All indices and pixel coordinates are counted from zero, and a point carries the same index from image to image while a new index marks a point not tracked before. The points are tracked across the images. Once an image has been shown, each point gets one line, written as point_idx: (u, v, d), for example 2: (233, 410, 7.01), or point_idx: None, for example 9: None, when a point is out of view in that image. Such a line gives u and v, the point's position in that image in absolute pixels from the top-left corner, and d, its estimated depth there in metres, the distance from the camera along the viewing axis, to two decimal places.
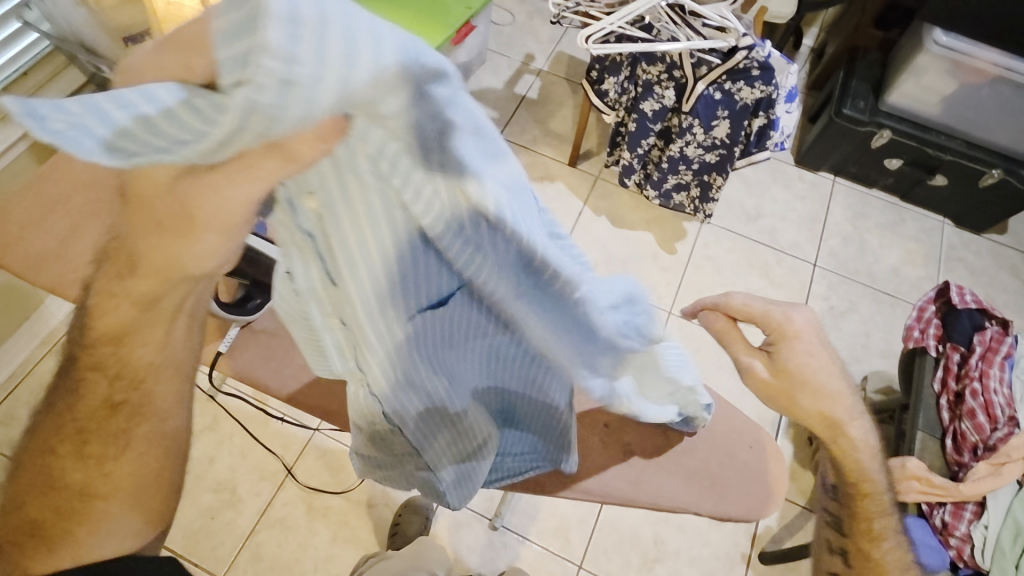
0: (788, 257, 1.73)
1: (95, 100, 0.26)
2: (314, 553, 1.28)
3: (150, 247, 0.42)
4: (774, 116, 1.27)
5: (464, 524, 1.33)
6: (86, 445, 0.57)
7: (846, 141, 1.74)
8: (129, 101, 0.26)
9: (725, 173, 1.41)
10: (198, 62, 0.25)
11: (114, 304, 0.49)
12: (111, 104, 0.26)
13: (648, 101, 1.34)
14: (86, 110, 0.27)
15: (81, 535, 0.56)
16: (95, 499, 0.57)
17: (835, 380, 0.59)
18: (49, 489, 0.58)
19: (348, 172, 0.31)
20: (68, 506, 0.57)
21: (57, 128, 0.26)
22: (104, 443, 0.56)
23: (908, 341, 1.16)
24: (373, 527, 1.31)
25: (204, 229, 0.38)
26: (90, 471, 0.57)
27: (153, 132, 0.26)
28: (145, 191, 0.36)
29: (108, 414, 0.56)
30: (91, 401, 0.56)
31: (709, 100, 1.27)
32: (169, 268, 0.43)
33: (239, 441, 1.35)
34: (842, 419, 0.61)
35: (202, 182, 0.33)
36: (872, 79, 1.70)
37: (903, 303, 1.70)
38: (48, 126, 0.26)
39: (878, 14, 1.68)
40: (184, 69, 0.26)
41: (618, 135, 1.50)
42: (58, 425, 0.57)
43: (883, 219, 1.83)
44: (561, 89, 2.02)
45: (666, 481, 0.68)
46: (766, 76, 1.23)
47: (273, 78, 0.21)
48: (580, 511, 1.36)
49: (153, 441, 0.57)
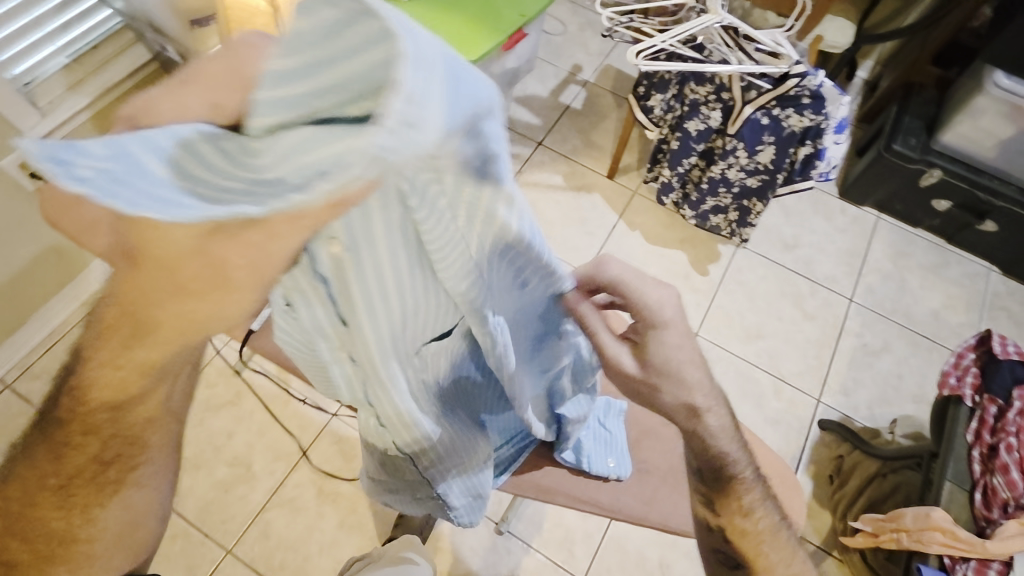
0: (823, 290, 1.70)
1: (121, 142, 0.26)
2: (320, 537, 1.29)
3: (162, 313, 0.38)
4: (822, 146, 1.24)
5: (469, 524, 1.33)
6: (73, 495, 0.56)
7: (893, 177, 1.70)
8: (157, 142, 0.27)
9: (766, 200, 1.39)
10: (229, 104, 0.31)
11: (112, 372, 0.47)
12: (145, 147, 0.26)
13: (693, 121, 1.33)
14: (110, 153, 0.25)
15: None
16: (78, 544, 0.56)
17: (695, 371, 0.57)
18: (23, 535, 0.56)
19: (359, 243, 0.34)
20: (47, 551, 0.56)
21: (84, 174, 0.24)
22: (91, 493, 0.56)
23: (943, 388, 1.13)
24: (380, 518, 1.32)
25: (237, 292, 0.36)
26: (74, 519, 0.56)
27: (191, 173, 0.27)
28: (150, 259, 0.34)
29: (100, 469, 0.55)
30: (80, 457, 0.55)
31: (756, 125, 1.25)
32: (184, 333, 0.40)
33: (259, 418, 1.38)
34: (699, 408, 0.59)
35: (229, 241, 0.31)
36: (926, 116, 1.64)
37: (939, 348, 1.65)
38: (74, 172, 0.24)
39: (937, 51, 1.65)
40: (213, 114, 0.31)
41: (660, 153, 1.51)
42: (40, 476, 0.56)
43: (926, 261, 1.77)
44: (606, 102, 2.03)
45: (683, 502, 0.77)
46: (817, 105, 1.20)
47: (401, 120, 0.22)
48: (588, 525, 1.35)
49: (145, 490, 0.58)
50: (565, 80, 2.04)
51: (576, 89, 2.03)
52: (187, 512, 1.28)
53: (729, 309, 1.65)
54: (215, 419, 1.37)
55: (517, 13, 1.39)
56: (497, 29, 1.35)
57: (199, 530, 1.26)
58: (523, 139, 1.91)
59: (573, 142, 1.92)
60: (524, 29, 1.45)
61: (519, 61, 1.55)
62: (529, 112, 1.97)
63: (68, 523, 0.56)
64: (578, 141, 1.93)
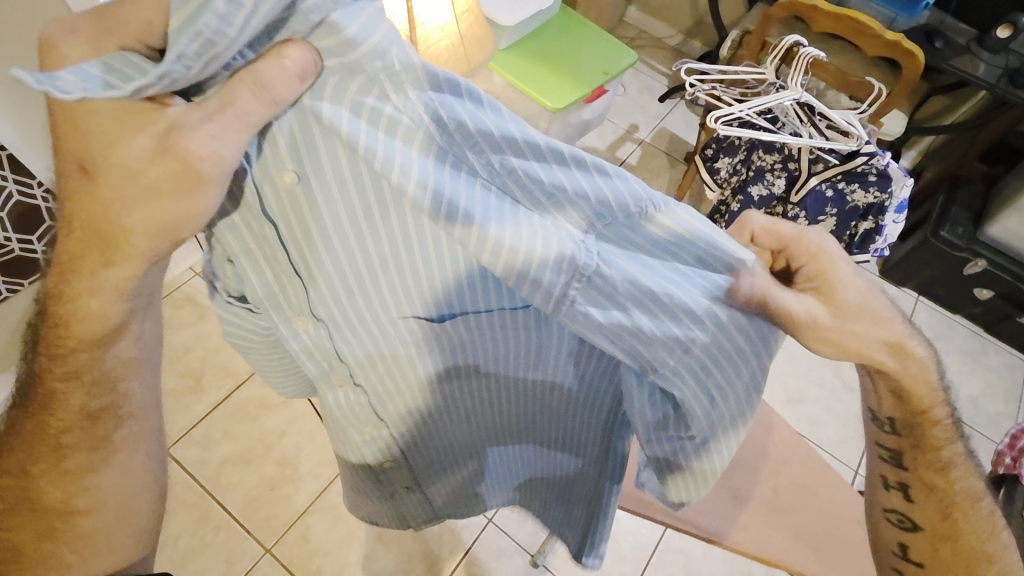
0: None
1: (79, 72, 0.32)
2: (358, 547, 1.30)
3: (93, 209, 0.44)
4: (882, 223, 1.31)
5: (506, 553, 1.33)
6: (64, 455, 0.64)
7: (941, 263, 1.76)
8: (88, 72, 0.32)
9: None
10: (161, 21, 0.34)
11: (77, 313, 0.51)
12: (80, 73, 0.32)
13: (756, 186, 1.39)
14: (77, 78, 0.32)
15: (64, 552, 0.66)
16: (76, 517, 0.66)
17: (886, 310, 0.54)
18: (31, 509, 0.66)
19: (320, 155, 0.37)
20: (49, 525, 0.66)
21: (65, 87, 0.31)
22: (82, 455, 0.65)
23: (998, 466, 1.14)
24: (419, 535, 1.33)
25: (197, 185, 0.40)
26: (69, 488, 0.65)
27: (114, 78, 0.33)
28: (107, 165, 0.41)
29: (88, 423, 0.63)
30: (65, 412, 0.62)
31: (820, 195, 1.32)
32: (109, 238, 0.45)
33: (310, 423, 1.41)
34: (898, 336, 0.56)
35: (173, 136, 0.38)
36: (973, 208, 1.72)
37: (977, 434, 1.66)
38: (59, 86, 0.31)
39: (986, 148, 1.71)
40: (145, 33, 0.34)
41: (716, 213, 1.54)
42: (35, 437, 0.64)
43: (965, 346, 1.81)
44: (659, 162, 2.09)
45: (774, 533, 0.79)
46: (882, 183, 1.28)
47: None
48: (623, 568, 1.34)
49: (127, 442, 0.67)
50: (622, 137, 2.13)
51: (632, 146, 2.11)
52: (232, 506, 1.30)
53: (771, 370, 1.68)
54: (268, 417, 1.41)
55: (600, 70, 1.51)
56: (584, 84, 1.46)
57: (242, 524, 1.28)
58: None
59: None
60: (605, 86, 1.56)
61: (594, 113, 1.63)
62: None
63: (67, 497, 0.65)
64: None
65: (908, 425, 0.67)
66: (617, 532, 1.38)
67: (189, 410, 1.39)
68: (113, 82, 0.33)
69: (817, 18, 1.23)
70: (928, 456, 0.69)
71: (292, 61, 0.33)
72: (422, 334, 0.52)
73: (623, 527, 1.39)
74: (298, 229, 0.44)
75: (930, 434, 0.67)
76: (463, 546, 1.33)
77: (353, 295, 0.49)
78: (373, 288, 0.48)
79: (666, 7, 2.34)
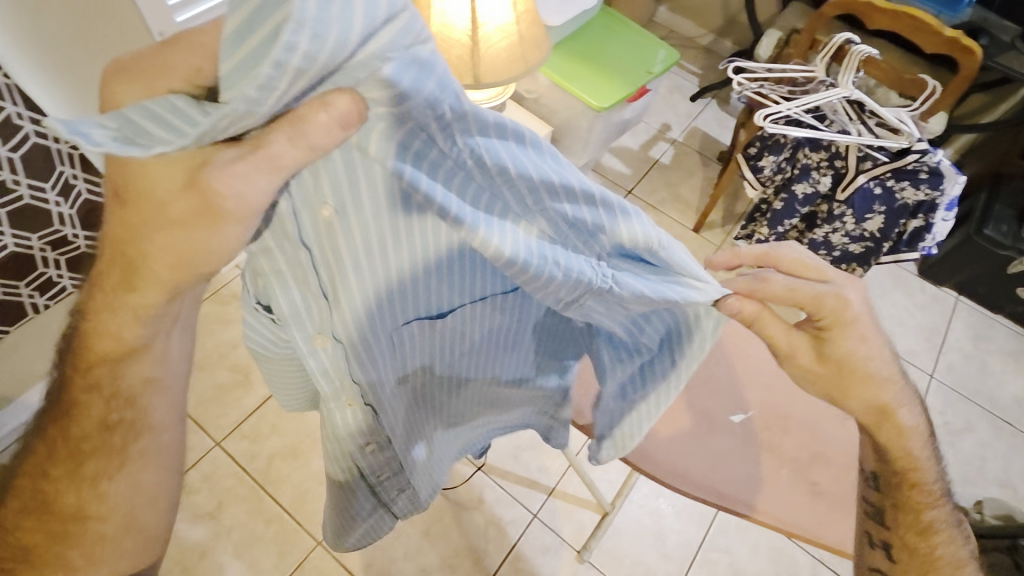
0: (904, 363, 1.72)
1: (107, 117, 0.32)
2: (405, 542, 1.31)
3: (149, 241, 0.44)
4: (932, 221, 1.31)
5: (551, 549, 1.34)
6: (81, 461, 0.61)
7: (984, 261, 1.74)
8: (124, 118, 0.32)
9: (867, 266, 1.44)
10: (209, 68, 0.36)
11: (114, 318, 0.50)
12: (114, 121, 0.32)
13: (801, 184, 1.40)
14: (114, 122, 0.32)
15: (74, 557, 0.62)
16: (89, 520, 0.62)
17: (886, 367, 0.57)
18: (45, 514, 0.62)
19: (355, 181, 0.39)
20: (61, 529, 0.62)
21: (100, 140, 0.31)
22: (99, 462, 0.61)
23: None
24: (464, 531, 1.34)
25: (226, 221, 0.41)
26: (84, 494, 0.61)
27: (154, 125, 0.32)
28: (134, 194, 0.42)
29: (105, 432, 0.60)
30: (87, 422, 0.59)
31: (868, 193, 1.33)
32: (136, 264, 0.45)
33: None
34: (891, 404, 0.59)
35: (207, 175, 0.38)
36: (1018, 206, 1.69)
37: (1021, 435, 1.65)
38: (91, 139, 0.31)
39: None
40: (196, 74, 0.36)
41: (757, 211, 1.55)
42: (53, 444, 0.62)
43: (1006, 346, 1.79)
44: (693, 161, 2.07)
45: None
46: (933, 181, 1.27)
47: (305, 28, 0.27)
48: (668, 566, 1.35)
49: (146, 454, 0.63)
50: (655, 136, 2.10)
51: (665, 145, 2.09)
52: (282, 499, 1.32)
53: None
54: (314, 412, 1.43)
55: (644, 69, 1.51)
56: (629, 84, 1.46)
57: (293, 517, 1.31)
58: (613, 185, 1.97)
59: (661, 194, 1.98)
60: (647, 85, 1.56)
61: (634, 112, 1.65)
62: (620, 161, 2.03)
63: (80, 500, 0.62)
64: (666, 192, 1.99)
65: (888, 482, 0.64)
66: (662, 530, 1.38)
67: (238, 405, 1.41)
68: (148, 130, 0.32)
69: (873, 16, 1.24)
70: (906, 519, 0.66)
71: (335, 110, 0.32)
72: (421, 334, 0.56)
73: (667, 525, 1.39)
74: (329, 255, 0.44)
75: (908, 492, 0.65)
76: (508, 542, 1.34)
77: (372, 318, 0.49)
78: (390, 307, 0.49)
79: (698, 4, 2.31)
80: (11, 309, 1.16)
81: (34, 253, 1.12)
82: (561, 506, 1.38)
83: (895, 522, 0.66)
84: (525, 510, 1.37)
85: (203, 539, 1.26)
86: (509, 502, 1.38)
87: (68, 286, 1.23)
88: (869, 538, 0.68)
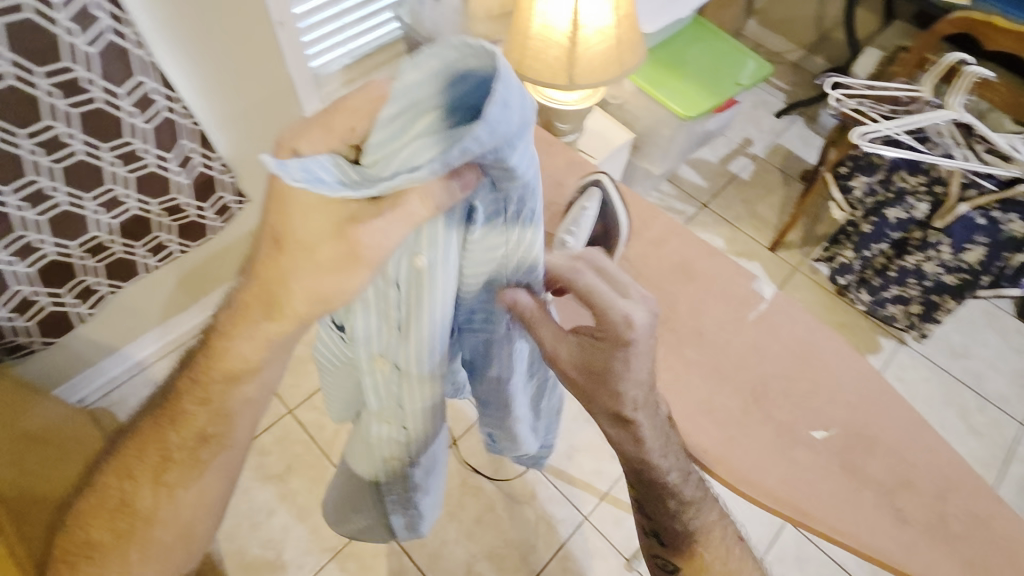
0: (993, 408, 1.60)
1: (301, 165, 0.37)
2: (457, 527, 1.34)
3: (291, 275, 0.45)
4: None
5: (599, 553, 1.33)
6: (166, 468, 0.62)
7: None
8: (306, 167, 0.37)
9: (961, 299, 1.38)
10: (359, 126, 0.42)
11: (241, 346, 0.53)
12: (303, 169, 0.36)
13: (894, 209, 1.35)
14: (299, 169, 0.36)
15: (130, 559, 0.61)
16: (153, 523, 0.62)
17: (634, 388, 0.55)
18: (115, 510, 0.62)
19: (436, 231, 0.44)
20: (126, 528, 0.62)
21: (300, 178, 0.35)
22: (182, 470, 0.62)
23: None
24: (515, 524, 1.36)
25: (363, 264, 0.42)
26: (159, 498, 0.62)
27: (326, 174, 0.37)
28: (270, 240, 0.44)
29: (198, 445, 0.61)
30: (184, 432, 0.61)
31: (970, 223, 1.25)
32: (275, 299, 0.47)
33: None
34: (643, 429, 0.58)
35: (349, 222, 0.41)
36: None
37: None
38: (290, 175, 0.35)
39: None
40: (347, 135, 0.42)
41: (842, 233, 1.51)
42: (141, 447, 0.63)
43: None
44: (773, 178, 2.02)
45: None
46: None
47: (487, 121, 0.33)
48: None
49: (225, 467, 0.64)
50: (735, 150, 2.06)
51: (745, 160, 2.04)
52: None
53: None
54: None
55: (734, 81, 1.49)
56: (716, 95, 1.45)
57: None
58: (688, 198, 1.95)
59: (738, 209, 1.94)
60: (735, 97, 1.54)
61: (718, 124, 1.63)
62: (697, 174, 2.01)
63: (154, 502, 0.62)
64: (742, 209, 1.94)
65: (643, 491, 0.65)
66: None
67: (311, 377, 1.49)
68: (329, 178, 0.37)
69: (992, 37, 1.18)
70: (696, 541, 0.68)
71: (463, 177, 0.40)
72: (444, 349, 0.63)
73: None
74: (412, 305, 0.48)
75: (667, 499, 0.65)
76: (556, 540, 1.34)
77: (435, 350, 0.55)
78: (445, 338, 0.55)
79: (790, 19, 2.25)
80: (126, 266, 1.24)
81: (152, 217, 1.20)
82: (611, 511, 1.38)
83: (661, 519, 0.67)
84: (575, 511, 1.38)
85: (270, 499, 1.34)
86: (560, 501, 1.38)
87: (176, 251, 1.32)
88: (644, 530, 0.70)
